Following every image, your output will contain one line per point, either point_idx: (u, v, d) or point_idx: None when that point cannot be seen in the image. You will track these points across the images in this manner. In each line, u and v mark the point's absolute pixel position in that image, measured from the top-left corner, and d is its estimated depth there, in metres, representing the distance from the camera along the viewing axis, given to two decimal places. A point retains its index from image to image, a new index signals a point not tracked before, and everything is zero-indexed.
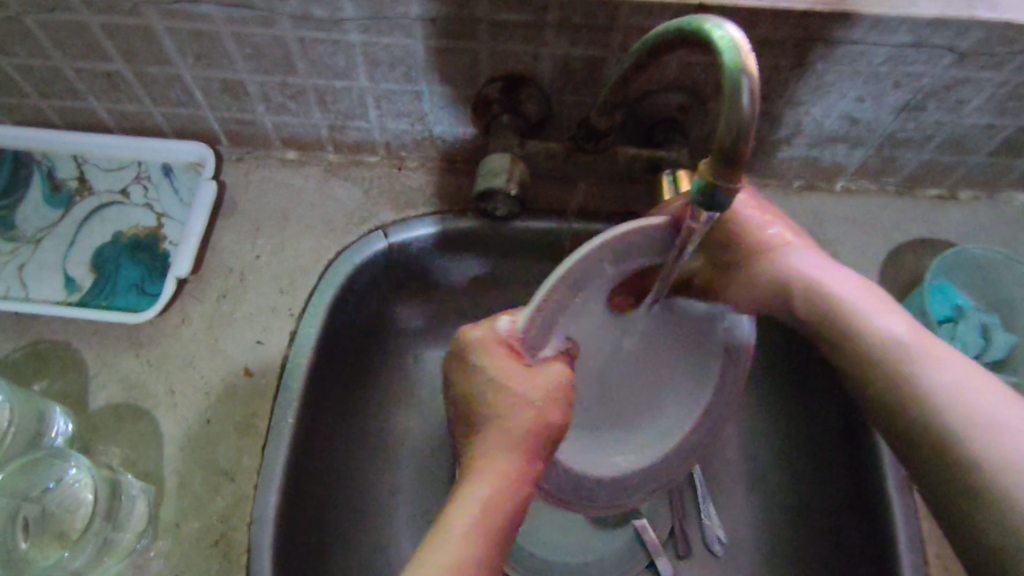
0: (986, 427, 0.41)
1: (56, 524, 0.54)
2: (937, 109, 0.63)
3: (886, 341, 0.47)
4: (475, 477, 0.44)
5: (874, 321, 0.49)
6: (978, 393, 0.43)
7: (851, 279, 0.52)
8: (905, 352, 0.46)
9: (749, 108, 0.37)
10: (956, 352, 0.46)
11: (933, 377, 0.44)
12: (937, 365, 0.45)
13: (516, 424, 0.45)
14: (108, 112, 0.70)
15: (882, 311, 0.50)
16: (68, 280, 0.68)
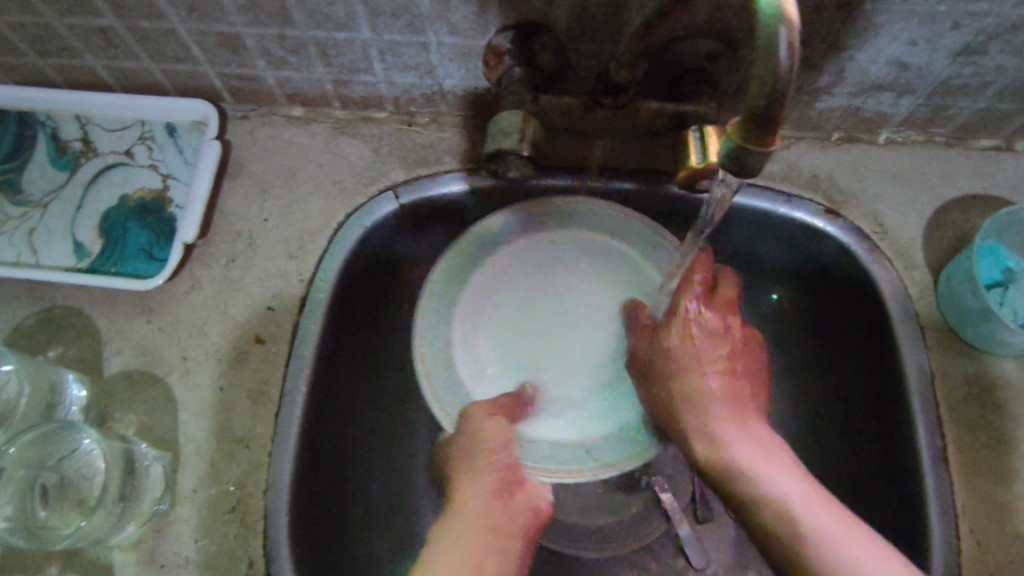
0: (844, 558, 0.47)
1: (76, 491, 0.55)
2: (999, 51, 0.57)
3: (759, 483, 0.53)
4: (474, 502, 0.56)
5: (777, 483, 0.52)
6: (864, 557, 0.46)
7: (773, 453, 0.54)
8: (796, 511, 0.50)
9: (787, 62, 0.34)
10: (838, 510, 0.50)
11: (808, 525, 0.49)
12: (809, 508, 0.50)
13: (477, 458, 0.58)
14: (106, 69, 0.67)
15: (789, 478, 0.52)
16: (77, 246, 0.67)
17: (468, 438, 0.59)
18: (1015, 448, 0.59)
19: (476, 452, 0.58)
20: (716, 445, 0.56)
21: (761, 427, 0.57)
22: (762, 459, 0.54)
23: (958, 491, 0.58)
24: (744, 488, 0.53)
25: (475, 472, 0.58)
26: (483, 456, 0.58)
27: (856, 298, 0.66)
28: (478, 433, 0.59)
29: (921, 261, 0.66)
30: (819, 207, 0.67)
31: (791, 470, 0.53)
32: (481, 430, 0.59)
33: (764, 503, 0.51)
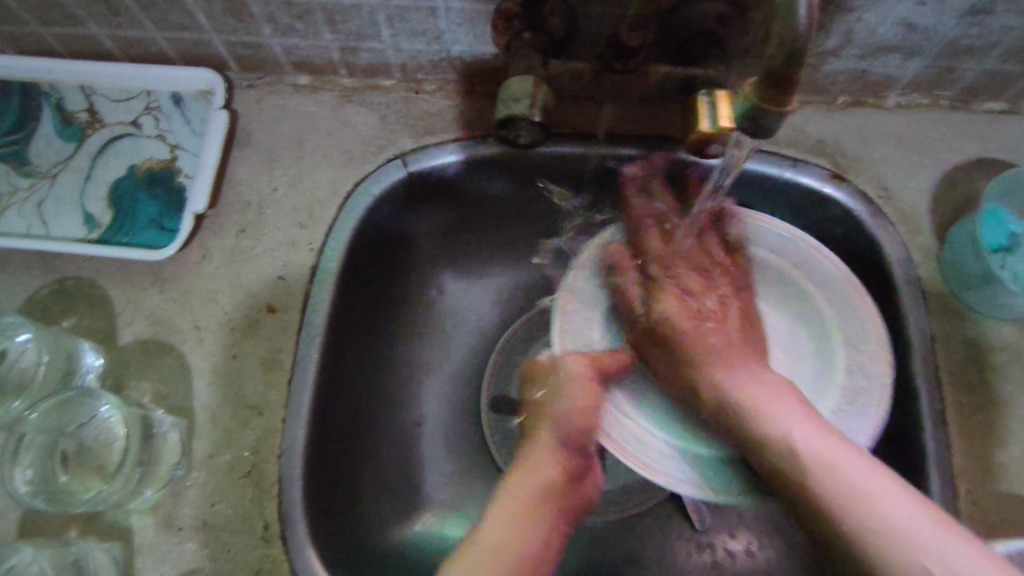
0: (861, 503, 0.42)
1: (94, 456, 0.57)
2: (1009, 12, 0.57)
3: (776, 422, 0.49)
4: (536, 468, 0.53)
5: (790, 428, 0.48)
6: (887, 502, 0.42)
7: (783, 399, 0.51)
8: (818, 462, 0.46)
9: (806, 21, 0.34)
10: (865, 458, 0.46)
11: (823, 461, 0.46)
12: (822, 447, 0.46)
13: (559, 425, 0.55)
14: (111, 38, 0.67)
15: (802, 424, 0.49)
16: (87, 217, 0.67)
17: (558, 397, 0.56)
18: (1013, 409, 0.60)
19: (559, 417, 0.55)
20: (725, 392, 0.53)
21: (771, 375, 0.54)
22: (777, 402, 0.51)
23: (957, 450, 0.59)
24: (757, 429, 0.50)
25: (552, 435, 0.55)
26: (564, 423, 0.55)
27: (863, 262, 0.67)
28: (573, 396, 0.56)
29: (926, 226, 0.66)
30: (826, 172, 0.67)
31: (806, 414, 0.50)
32: (574, 394, 0.56)
33: (770, 443, 0.49)
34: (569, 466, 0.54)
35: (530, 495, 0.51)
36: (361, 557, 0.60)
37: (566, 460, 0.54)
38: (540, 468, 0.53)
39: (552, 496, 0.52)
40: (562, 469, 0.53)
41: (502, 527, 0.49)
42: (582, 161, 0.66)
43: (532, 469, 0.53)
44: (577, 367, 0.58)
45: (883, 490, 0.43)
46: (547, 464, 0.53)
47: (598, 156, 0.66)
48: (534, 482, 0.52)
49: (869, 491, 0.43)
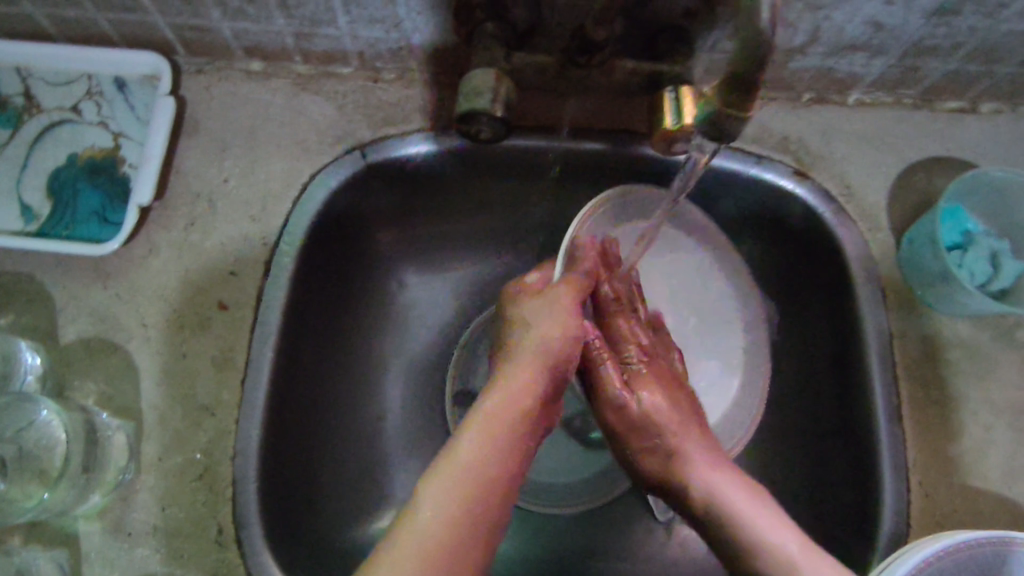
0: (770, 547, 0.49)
1: (36, 462, 0.53)
2: (973, 13, 0.56)
3: (686, 460, 0.56)
4: (488, 441, 0.48)
5: (705, 476, 0.55)
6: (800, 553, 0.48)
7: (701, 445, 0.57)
8: (733, 504, 0.52)
9: (769, 24, 0.33)
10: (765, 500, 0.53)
11: (767, 534, 0.50)
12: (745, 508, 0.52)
13: (536, 354, 0.52)
14: (46, 18, 0.63)
15: (713, 469, 0.56)
16: (25, 209, 0.63)
17: (533, 323, 0.54)
18: (965, 405, 0.62)
19: (541, 341, 0.53)
20: (653, 426, 0.58)
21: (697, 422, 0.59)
22: (705, 464, 0.56)
23: (911, 445, 0.61)
24: (682, 472, 0.56)
25: (531, 361, 0.52)
26: (541, 351, 0.52)
27: (820, 258, 0.68)
28: (552, 317, 0.54)
29: (885, 224, 0.67)
30: (788, 169, 0.67)
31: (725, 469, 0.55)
32: (555, 315, 0.54)
33: (725, 519, 0.52)
34: (537, 396, 0.51)
35: (503, 433, 0.49)
36: (319, 558, 0.59)
37: (536, 398, 0.51)
38: (514, 396, 0.50)
39: (518, 436, 0.49)
40: (528, 401, 0.50)
41: (473, 464, 0.46)
42: (548, 153, 0.65)
43: (498, 397, 0.50)
44: (561, 287, 0.56)
45: (793, 540, 0.49)
46: (515, 390, 0.51)
47: (562, 149, 0.65)
48: (505, 406, 0.50)
49: (785, 544, 0.49)
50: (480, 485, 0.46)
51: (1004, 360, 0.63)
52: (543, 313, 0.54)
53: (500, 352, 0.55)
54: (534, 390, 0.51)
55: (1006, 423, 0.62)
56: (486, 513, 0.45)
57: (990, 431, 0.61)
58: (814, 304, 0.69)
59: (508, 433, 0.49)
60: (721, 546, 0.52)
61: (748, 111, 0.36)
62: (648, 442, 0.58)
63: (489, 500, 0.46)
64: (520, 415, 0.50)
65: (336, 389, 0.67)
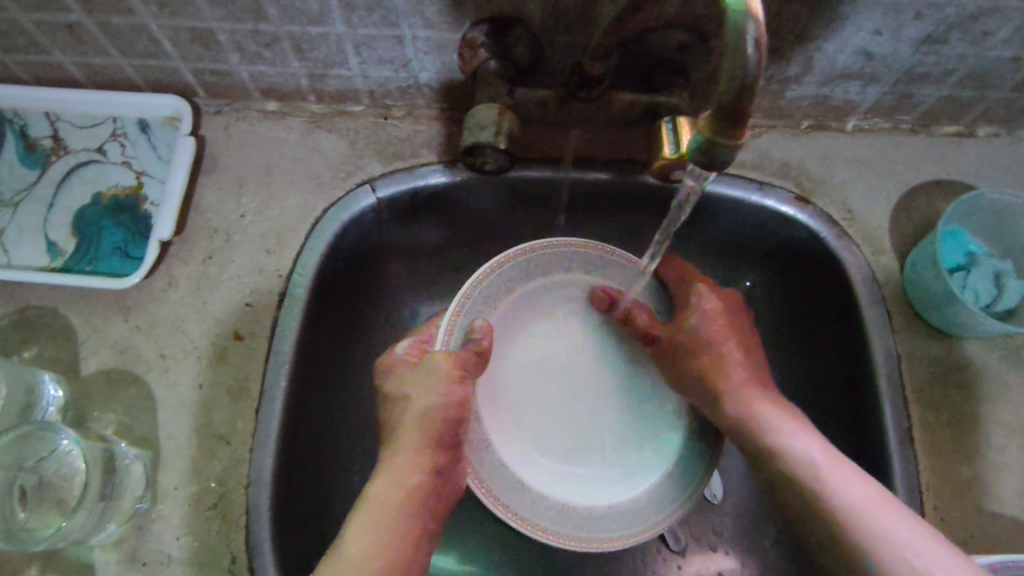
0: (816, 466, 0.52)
1: (55, 491, 0.55)
2: (961, 41, 0.58)
3: (768, 427, 0.56)
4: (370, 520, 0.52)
5: (789, 438, 0.55)
6: (877, 512, 0.48)
7: (780, 415, 0.57)
8: (813, 468, 0.52)
9: (755, 59, 0.34)
10: (847, 467, 0.52)
11: (848, 499, 0.49)
12: (786, 435, 0.55)
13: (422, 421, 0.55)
14: (76, 65, 0.66)
15: (796, 431, 0.56)
16: (50, 245, 0.66)
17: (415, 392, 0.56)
18: (977, 427, 0.62)
19: (425, 406, 0.55)
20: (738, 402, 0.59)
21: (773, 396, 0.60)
22: (787, 429, 0.56)
23: (924, 468, 0.60)
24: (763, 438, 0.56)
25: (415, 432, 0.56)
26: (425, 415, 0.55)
27: (825, 282, 0.68)
28: (434, 390, 0.55)
29: (888, 246, 0.68)
30: (789, 195, 0.68)
31: (782, 407, 0.58)
32: (433, 389, 0.55)
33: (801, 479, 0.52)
34: (431, 465, 0.55)
35: (399, 497, 0.53)
36: None
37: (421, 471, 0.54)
38: (410, 460, 0.55)
39: (409, 508, 0.53)
40: (426, 469, 0.54)
41: (380, 515, 0.52)
42: (552, 184, 0.67)
43: (392, 474, 0.54)
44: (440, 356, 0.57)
45: (864, 496, 0.49)
46: (411, 466, 0.54)
47: (568, 179, 0.66)
48: (396, 483, 0.54)
49: (858, 501, 0.49)
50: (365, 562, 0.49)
51: (1014, 381, 0.63)
52: (423, 391, 0.56)
53: (392, 428, 0.58)
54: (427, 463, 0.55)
55: (1019, 445, 0.61)
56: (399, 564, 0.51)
57: (1003, 453, 0.61)
58: (820, 327, 0.69)
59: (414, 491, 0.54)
60: (789, 492, 0.53)
61: (738, 141, 0.38)
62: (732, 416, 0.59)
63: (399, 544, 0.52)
64: (411, 487, 0.54)
65: (349, 418, 0.68)
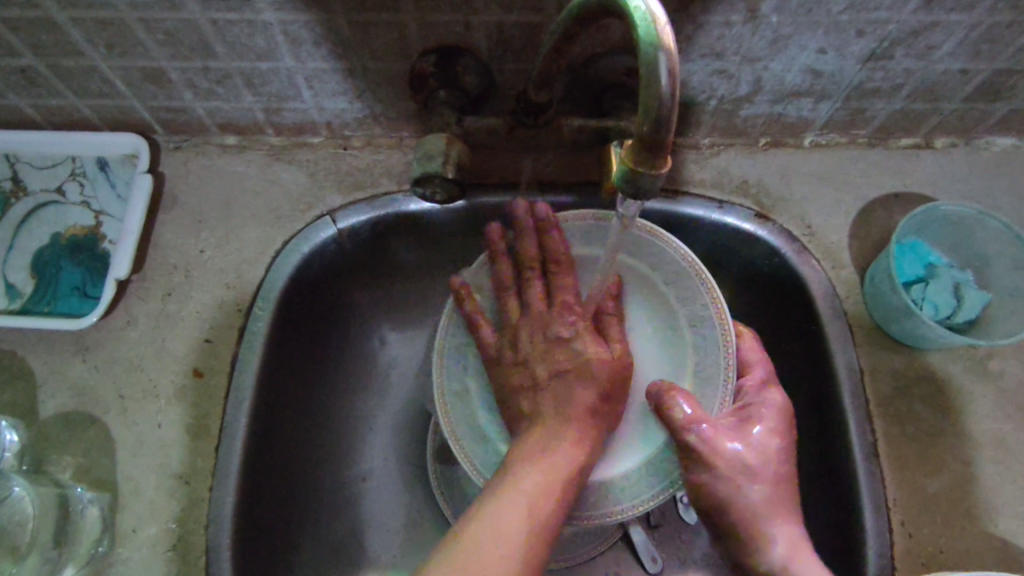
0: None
1: (8, 538, 0.54)
2: (906, 56, 0.59)
3: (750, 515, 0.54)
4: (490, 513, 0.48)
5: (768, 533, 0.54)
6: None
7: (763, 496, 0.54)
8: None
9: (668, 90, 0.35)
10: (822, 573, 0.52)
11: None
12: (796, 557, 0.53)
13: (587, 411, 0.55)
14: (32, 107, 0.67)
15: (778, 518, 0.54)
16: (8, 287, 0.66)
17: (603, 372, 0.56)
18: (943, 440, 0.61)
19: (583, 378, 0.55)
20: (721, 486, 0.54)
21: (771, 465, 0.55)
22: (773, 522, 0.54)
23: (890, 483, 0.60)
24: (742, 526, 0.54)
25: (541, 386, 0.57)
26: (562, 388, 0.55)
27: (788, 299, 0.68)
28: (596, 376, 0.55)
29: (848, 261, 0.68)
30: (748, 212, 0.69)
31: (777, 489, 0.55)
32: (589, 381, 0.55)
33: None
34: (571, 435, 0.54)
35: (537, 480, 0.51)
36: None
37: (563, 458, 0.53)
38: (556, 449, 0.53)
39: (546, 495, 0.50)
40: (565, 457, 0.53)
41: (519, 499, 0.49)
42: (513, 210, 0.67)
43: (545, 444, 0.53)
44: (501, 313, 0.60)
45: None
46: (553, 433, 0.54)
47: (527, 204, 0.67)
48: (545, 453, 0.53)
49: None
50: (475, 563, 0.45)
51: (978, 392, 0.63)
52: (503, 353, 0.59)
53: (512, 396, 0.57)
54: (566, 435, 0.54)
55: (986, 457, 0.61)
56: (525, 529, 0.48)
57: (970, 466, 0.61)
58: (785, 343, 0.69)
59: (562, 467, 0.52)
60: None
61: (659, 166, 0.38)
62: (710, 496, 0.55)
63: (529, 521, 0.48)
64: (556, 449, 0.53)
65: (314, 452, 0.68)
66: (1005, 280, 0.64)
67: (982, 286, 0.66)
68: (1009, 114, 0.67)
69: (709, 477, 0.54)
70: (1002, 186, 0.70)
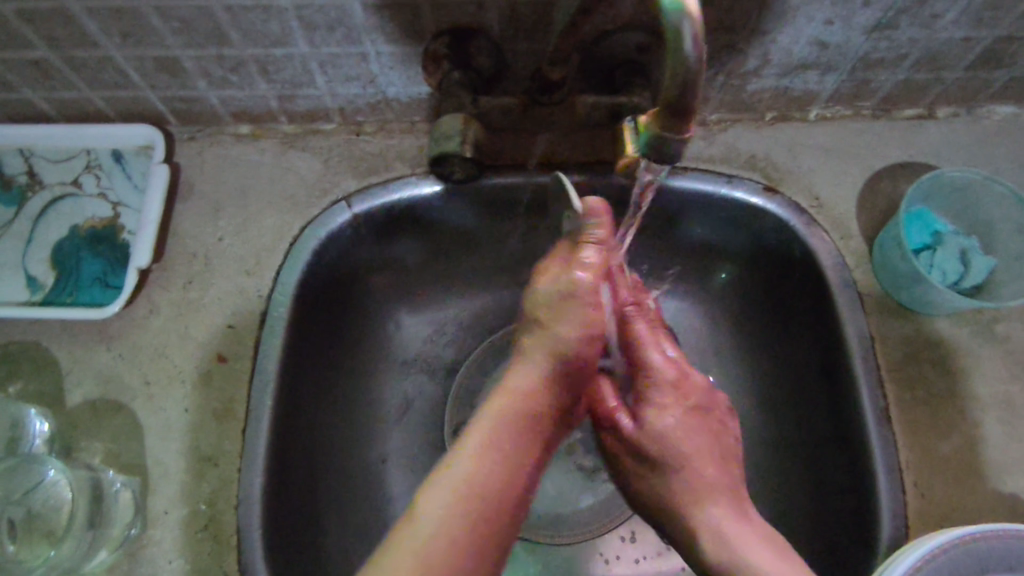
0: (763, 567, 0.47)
1: (44, 523, 0.55)
2: (910, 25, 0.60)
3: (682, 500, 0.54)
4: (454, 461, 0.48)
5: (706, 516, 0.52)
6: None
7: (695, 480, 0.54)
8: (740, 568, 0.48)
9: (694, 55, 0.36)
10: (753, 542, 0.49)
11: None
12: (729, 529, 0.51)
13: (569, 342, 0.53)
14: (46, 101, 0.67)
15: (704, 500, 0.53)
16: (30, 280, 0.67)
17: (571, 319, 0.54)
18: (954, 402, 0.63)
19: (561, 335, 0.53)
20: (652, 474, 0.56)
21: (691, 438, 0.56)
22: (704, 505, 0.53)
23: (904, 444, 0.61)
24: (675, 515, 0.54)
25: (545, 360, 0.53)
26: (554, 342, 0.53)
27: (799, 270, 0.69)
28: (569, 331, 0.53)
29: (857, 230, 0.69)
30: (758, 185, 0.70)
31: (700, 467, 0.55)
32: (568, 325, 0.53)
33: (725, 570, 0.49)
34: (553, 385, 0.53)
35: (495, 422, 0.51)
36: None
37: (534, 396, 0.52)
38: (520, 383, 0.52)
39: (510, 429, 0.50)
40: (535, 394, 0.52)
41: (472, 458, 0.48)
42: (525, 190, 0.68)
43: (500, 394, 0.52)
44: (584, 277, 0.54)
45: None
46: (525, 382, 0.52)
47: (539, 183, 0.67)
48: (506, 396, 0.52)
49: None
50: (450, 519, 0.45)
51: (987, 354, 0.65)
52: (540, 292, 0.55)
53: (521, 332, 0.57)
54: (548, 378, 0.53)
55: (996, 417, 0.62)
56: (516, 503, 0.48)
57: (981, 426, 0.62)
58: (795, 314, 0.71)
59: (517, 393, 0.52)
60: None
61: (655, 130, 0.41)
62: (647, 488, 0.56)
63: (510, 495, 0.48)
64: (536, 408, 0.52)
65: (338, 434, 0.69)
66: (1010, 244, 0.65)
67: (988, 251, 0.67)
68: (1010, 82, 0.69)
69: (636, 471, 0.57)
70: (1005, 153, 0.72)
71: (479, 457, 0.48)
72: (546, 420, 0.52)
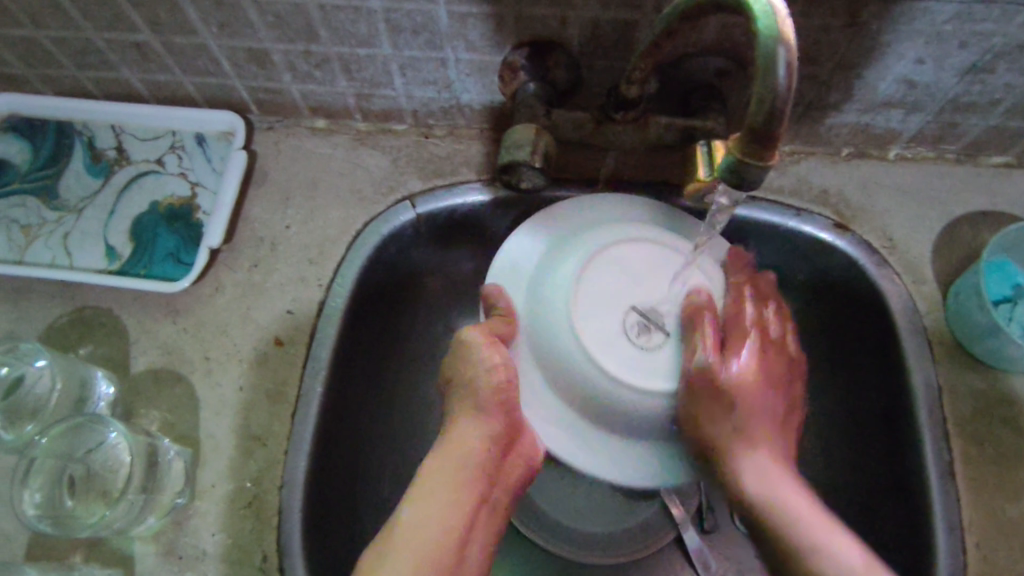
0: None
1: (101, 482, 0.58)
2: (1008, 70, 0.58)
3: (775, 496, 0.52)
4: (411, 543, 0.48)
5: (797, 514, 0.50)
6: None
7: (793, 483, 0.53)
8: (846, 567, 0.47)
9: (784, 82, 0.36)
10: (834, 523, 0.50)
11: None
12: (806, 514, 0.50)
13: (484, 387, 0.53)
14: (141, 82, 0.71)
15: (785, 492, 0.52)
16: (109, 249, 0.70)
17: (472, 366, 0.54)
18: (1021, 466, 0.60)
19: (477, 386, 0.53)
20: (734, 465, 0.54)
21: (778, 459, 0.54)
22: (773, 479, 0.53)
23: (965, 505, 0.58)
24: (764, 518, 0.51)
25: (474, 412, 0.53)
26: (478, 396, 0.53)
27: (863, 312, 0.67)
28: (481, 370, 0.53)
29: (930, 276, 0.66)
30: (828, 222, 0.68)
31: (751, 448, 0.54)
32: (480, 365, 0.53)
33: (820, 560, 0.48)
34: (488, 432, 0.53)
35: (449, 470, 0.51)
36: None
37: (484, 442, 0.53)
38: (459, 452, 0.52)
39: (473, 482, 0.52)
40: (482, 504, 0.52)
41: (429, 526, 0.49)
42: None
43: (438, 460, 0.52)
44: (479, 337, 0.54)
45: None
46: (463, 448, 0.52)
47: None
48: (443, 465, 0.52)
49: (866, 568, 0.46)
50: (425, 549, 0.48)
51: None
52: (443, 364, 0.58)
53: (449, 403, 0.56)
54: (494, 433, 0.53)
55: None
56: (464, 535, 0.50)
57: None
58: (857, 356, 0.69)
59: (466, 455, 0.52)
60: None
61: (735, 157, 0.41)
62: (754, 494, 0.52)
63: (462, 544, 0.50)
64: (477, 469, 0.52)
65: (381, 429, 0.70)
66: None
67: None
68: None
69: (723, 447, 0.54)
70: None
71: (436, 503, 0.50)
72: (491, 477, 0.53)
